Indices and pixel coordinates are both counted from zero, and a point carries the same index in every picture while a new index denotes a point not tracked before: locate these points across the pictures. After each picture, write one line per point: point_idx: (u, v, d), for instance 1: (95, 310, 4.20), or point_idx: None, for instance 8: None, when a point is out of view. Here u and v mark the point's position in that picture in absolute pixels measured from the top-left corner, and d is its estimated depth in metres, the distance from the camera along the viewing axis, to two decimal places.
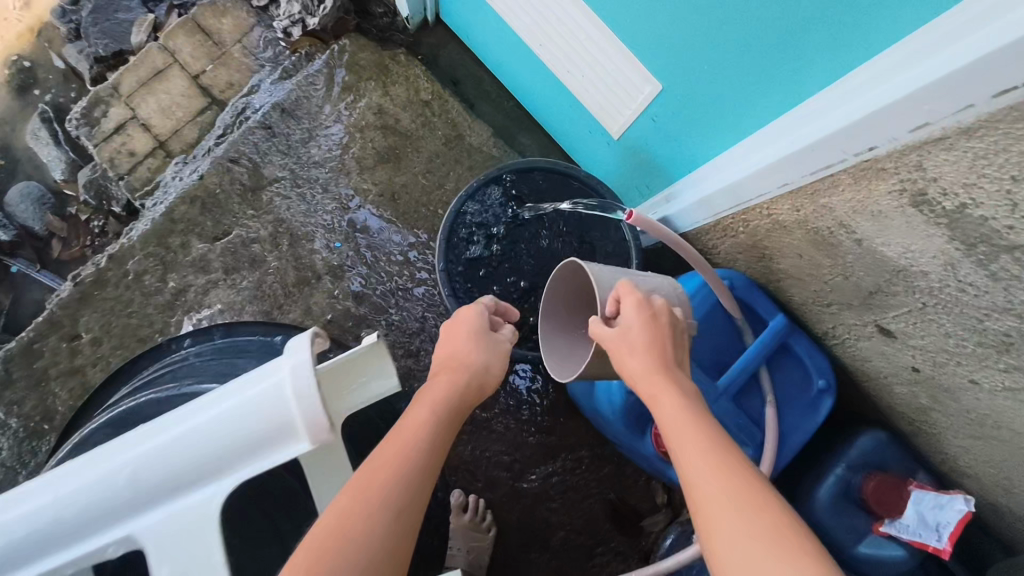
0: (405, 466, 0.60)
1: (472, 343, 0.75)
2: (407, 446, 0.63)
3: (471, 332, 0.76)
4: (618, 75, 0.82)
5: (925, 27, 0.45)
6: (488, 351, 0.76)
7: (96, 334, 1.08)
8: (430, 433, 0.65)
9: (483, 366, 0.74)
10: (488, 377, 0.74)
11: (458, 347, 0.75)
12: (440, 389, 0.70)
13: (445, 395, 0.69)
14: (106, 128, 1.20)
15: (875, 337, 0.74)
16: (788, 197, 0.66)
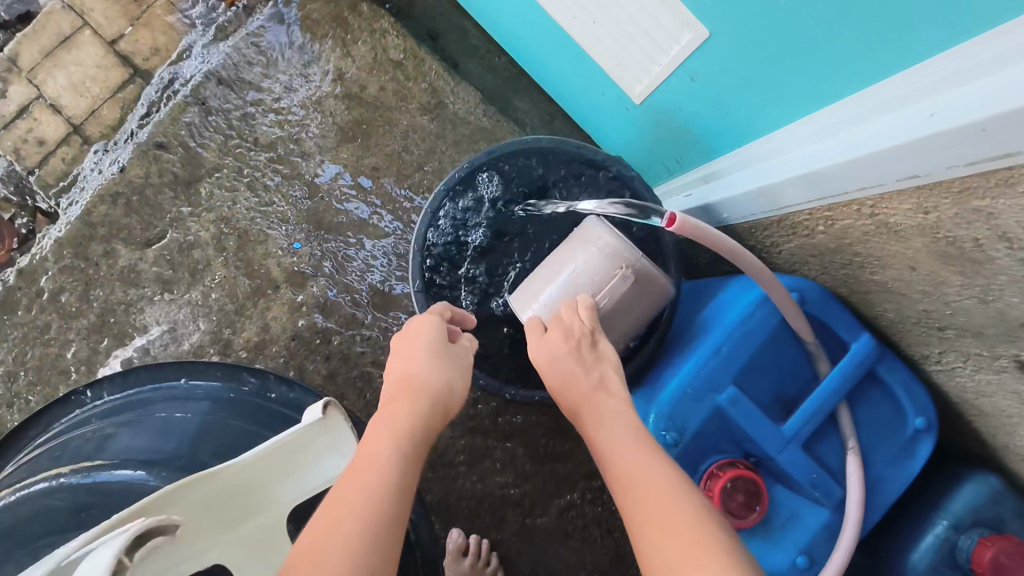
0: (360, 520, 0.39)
1: (431, 362, 0.55)
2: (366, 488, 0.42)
3: (429, 347, 0.57)
4: (647, 20, 0.60)
5: None
6: (453, 367, 0.56)
7: (9, 368, 0.89)
8: (396, 470, 0.44)
9: (445, 386, 0.54)
10: (452, 402, 0.54)
11: (416, 362, 0.55)
12: (403, 416, 0.49)
13: (408, 424, 0.49)
14: (8, 112, 0.98)
15: (1007, 372, 0.54)
16: (913, 194, 0.45)
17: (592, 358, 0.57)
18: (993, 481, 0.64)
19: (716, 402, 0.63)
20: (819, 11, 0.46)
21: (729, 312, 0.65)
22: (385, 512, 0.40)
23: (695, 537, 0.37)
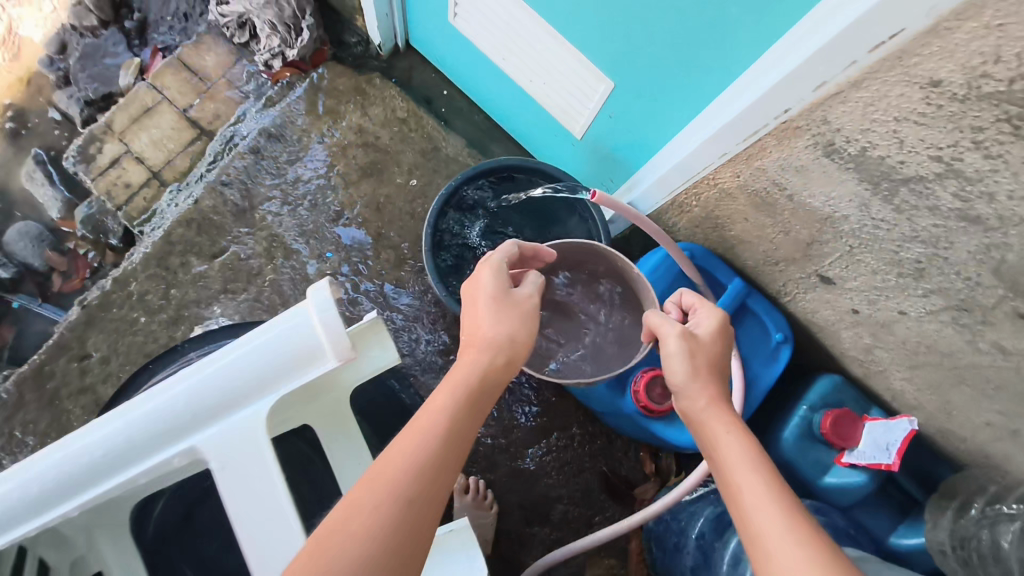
0: (394, 488, 0.53)
1: (496, 316, 0.67)
2: (409, 464, 0.55)
3: (491, 298, 0.68)
4: (578, 77, 0.93)
5: (804, 17, 0.56)
6: (517, 320, 0.67)
7: (105, 352, 1.14)
8: (437, 436, 0.58)
9: (507, 338, 0.66)
10: (516, 350, 0.66)
11: (480, 319, 0.67)
12: (462, 371, 0.63)
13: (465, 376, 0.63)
14: (101, 163, 1.27)
15: (819, 286, 0.83)
16: (728, 165, 0.76)
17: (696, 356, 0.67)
18: (835, 377, 0.93)
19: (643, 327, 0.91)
20: (661, 69, 0.77)
21: (644, 267, 0.94)
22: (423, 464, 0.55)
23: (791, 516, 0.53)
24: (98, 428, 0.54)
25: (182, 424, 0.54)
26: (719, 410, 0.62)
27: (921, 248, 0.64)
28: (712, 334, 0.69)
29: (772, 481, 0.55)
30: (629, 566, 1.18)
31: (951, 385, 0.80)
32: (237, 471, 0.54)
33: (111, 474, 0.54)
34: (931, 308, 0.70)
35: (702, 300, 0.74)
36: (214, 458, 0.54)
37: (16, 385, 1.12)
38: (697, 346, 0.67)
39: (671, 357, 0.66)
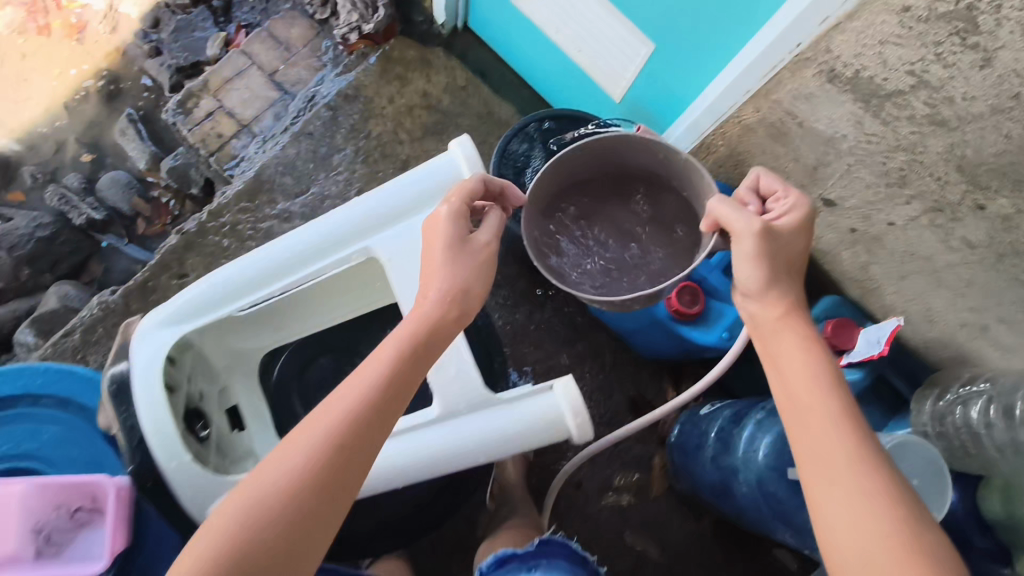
0: (321, 443, 0.64)
1: (452, 264, 0.74)
2: (341, 417, 0.65)
3: (448, 246, 0.74)
4: (625, 43, 1.11)
5: None
6: (469, 269, 0.75)
7: (201, 273, 1.32)
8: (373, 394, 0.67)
9: (463, 289, 0.74)
10: (470, 303, 0.75)
11: (439, 267, 0.74)
12: (413, 323, 0.72)
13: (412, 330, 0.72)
14: (197, 116, 1.45)
15: (823, 209, 1.01)
16: (751, 101, 0.94)
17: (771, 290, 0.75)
18: (836, 296, 1.11)
19: None
20: (694, 30, 0.95)
21: None
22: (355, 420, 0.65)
23: (848, 455, 0.63)
24: (306, 231, 0.79)
25: (368, 226, 0.80)
26: (793, 324, 0.73)
27: (903, 157, 0.82)
28: (789, 238, 0.76)
29: (842, 398, 0.66)
30: (652, 478, 1.36)
31: (931, 291, 0.97)
32: (405, 261, 0.80)
33: (318, 258, 0.79)
34: (912, 213, 0.88)
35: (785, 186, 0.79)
36: (387, 252, 0.79)
37: (123, 297, 1.30)
38: (772, 242, 0.75)
39: (747, 260, 0.75)
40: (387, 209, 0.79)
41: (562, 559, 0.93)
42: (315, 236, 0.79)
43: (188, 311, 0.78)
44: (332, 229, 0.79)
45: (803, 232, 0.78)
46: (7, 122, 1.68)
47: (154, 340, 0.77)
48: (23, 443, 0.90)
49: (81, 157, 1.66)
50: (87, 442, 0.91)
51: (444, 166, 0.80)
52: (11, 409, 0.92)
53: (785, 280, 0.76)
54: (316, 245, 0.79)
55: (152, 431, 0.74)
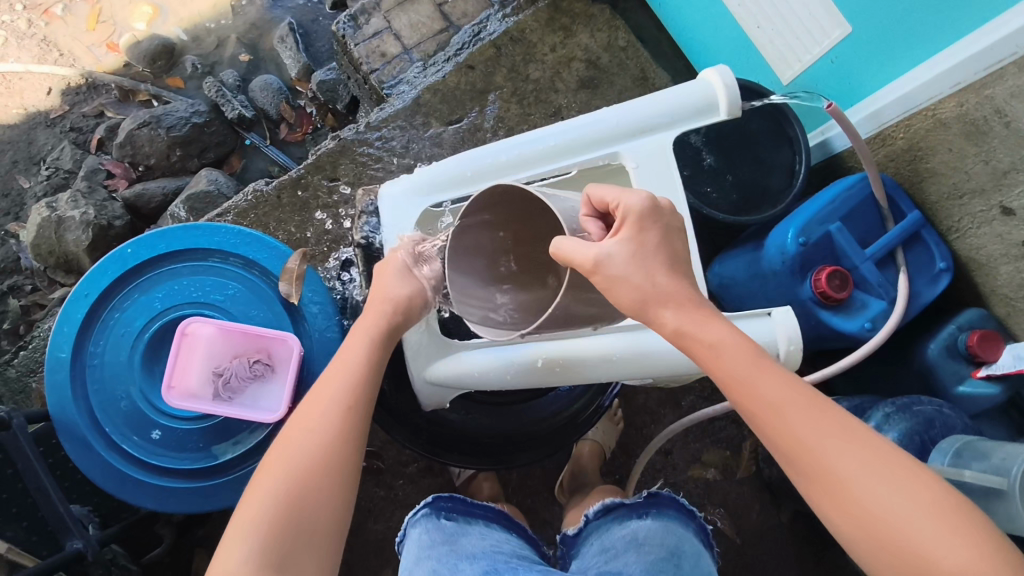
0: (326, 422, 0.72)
1: (397, 280, 0.84)
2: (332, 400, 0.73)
3: (396, 270, 0.85)
4: (818, 24, 1.08)
5: None
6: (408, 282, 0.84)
7: (350, 180, 1.38)
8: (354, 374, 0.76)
9: (406, 295, 0.83)
10: (412, 305, 0.83)
11: (387, 283, 0.84)
12: (372, 318, 0.81)
13: (377, 321, 0.80)
14: (366, 31, 1.51)
15: (997, 219, 1.00)
16: (957, 95, 0.96)
17: (662, 315, 0.67)
18: (983, 310, 1.09)
19: (829, 227, 1.09)
20: (916, 13, 0.95)
21: (840, 185, 1.10)
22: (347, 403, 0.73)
23: (808, 451, 0.61)
24: (556, 127, 0.85)
25: (620, 132, 0.83)
26: (701, 329, 0.66)
27: None
28: (634, 252, 0.67)
29: (775, 390, 0.62)
30: (740, 460, 1.35)
31: None
32: (652, 172, 0.83)
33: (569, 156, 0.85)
34: None
35: (616, 193, 0.70)
36: (634, 158, 0.84)
37: (277, 189, 1.37)
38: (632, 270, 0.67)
39: (613, 287, 0.67)
40: (638, 121, 0.83)
41: (674, 509, 0.92)
42: (568, 135, 0.84)
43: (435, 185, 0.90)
44: (584, 131, 0.84)
45: (652, 228, 0.69)
46: (177, 12, 1.76)
47: (405, 203, 0.92)
48: (208, 293, 0.95)
49: (240, 57, 1.74)
50: (265, 304, 0.95)
51: (701, 86, 0.82)
52: (206, 262, 0.96)
53: (658, 284, 0.67)
54: (568, 143, 0.84)
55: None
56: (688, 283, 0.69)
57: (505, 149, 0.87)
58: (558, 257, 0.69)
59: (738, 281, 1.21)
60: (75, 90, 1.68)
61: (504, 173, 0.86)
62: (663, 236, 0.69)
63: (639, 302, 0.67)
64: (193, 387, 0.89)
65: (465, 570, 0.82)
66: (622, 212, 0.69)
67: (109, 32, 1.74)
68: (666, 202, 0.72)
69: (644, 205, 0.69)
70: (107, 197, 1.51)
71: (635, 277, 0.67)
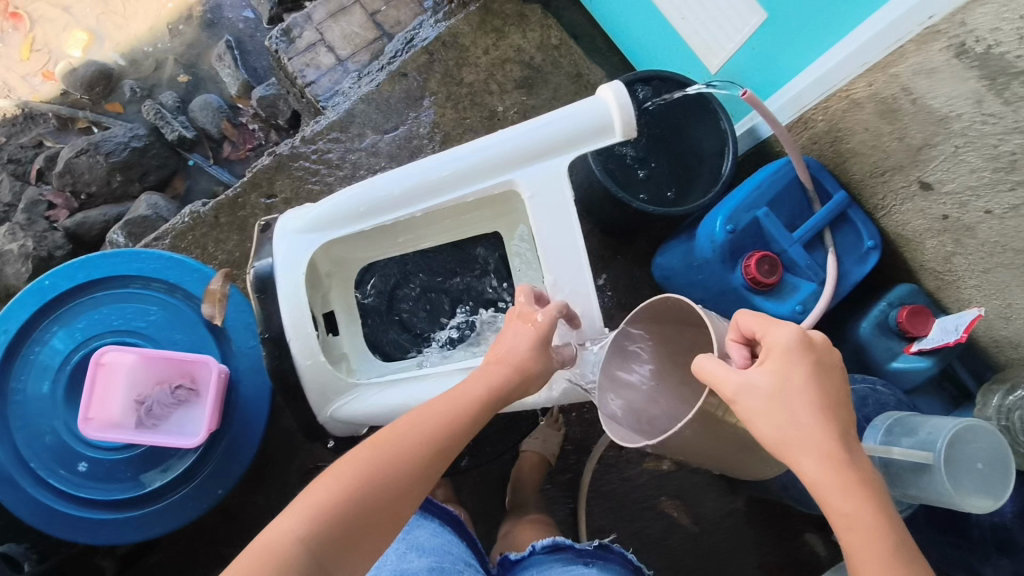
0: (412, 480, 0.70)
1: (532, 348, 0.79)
2: (425, 458, 0.71)
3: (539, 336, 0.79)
4: (735, 11, 1.08)
5: None
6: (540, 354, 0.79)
7: (287, 196, 1.37)
8: (457, 435, 0.74)
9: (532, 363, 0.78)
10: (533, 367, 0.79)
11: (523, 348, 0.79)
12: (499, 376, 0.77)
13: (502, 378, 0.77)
14: (300, 45, 1.50)
15: (916, 193, 1.01)
16: (866, 75, 0.96)
17: (798, 455, 0.65)
18: (913, 286, 1.09)
19: (756, 213, 1.09)
20: None
21: (765, 171, 1.10)
22: (436, 461, 0.72)
23: None
24: (452, 155, 0.85)
25: (517, 161, 0.84)
26: (839, 497, 0.63)
27: (1018, 139, 0.81)
28: (776, 389, 0.65)
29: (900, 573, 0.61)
30: None
31: (1017, 286, 0.94)
32: (548, 199, 0.85)
33: (466, 185, 0.86)
34: (1014, 203, 0.86)
35: (764, 325, 0.69)
36: (528, 188, 0.85)
37: (214, 209, 1.36)
38: (782, 411, 0.65)
39: (753, 420, 0.65)
40: (533, 148, 0.84)
41: (621, 565, 0.95)
42: (464, 164, 0.85)
43: (330, 221, 0.87)
44: (479, 160, 0.84)
45: (798, 363, 0.67)
46: (113, 36, 1.75)
47: (298, 241, 0.88)
48: (131, 320, 0.94)
49: (178, 78, 1.73)
50: (189, 328, 0.95)
51: (595, 109, 0.82)
52: (126, 289, 0.95)
53: (801, 431, 0.65)
54: (465, 172, 0.85)
55: (290, 326, 0.86)
56: (838, 431, 0.65)
57: (401, 179, 0.85)
58: (698, 375, 0.68)
59: (677, 272, 1.23)
60: (12, 121, 1.67)
61: (402, 205, 0.86)
62: (811, 374, 0.67)
63: (780, 441, 0.65)
64: (114, 416, 0.87)
65: (412, 561, 0.88)
66: (767, 343, 0.68)
67: (44, 61, 1.73)
68: (819, 339, 0.69)
69: (794, 341, 0.67)
70: (47, 228, 1.50)
71: (788, 420, 0.65)
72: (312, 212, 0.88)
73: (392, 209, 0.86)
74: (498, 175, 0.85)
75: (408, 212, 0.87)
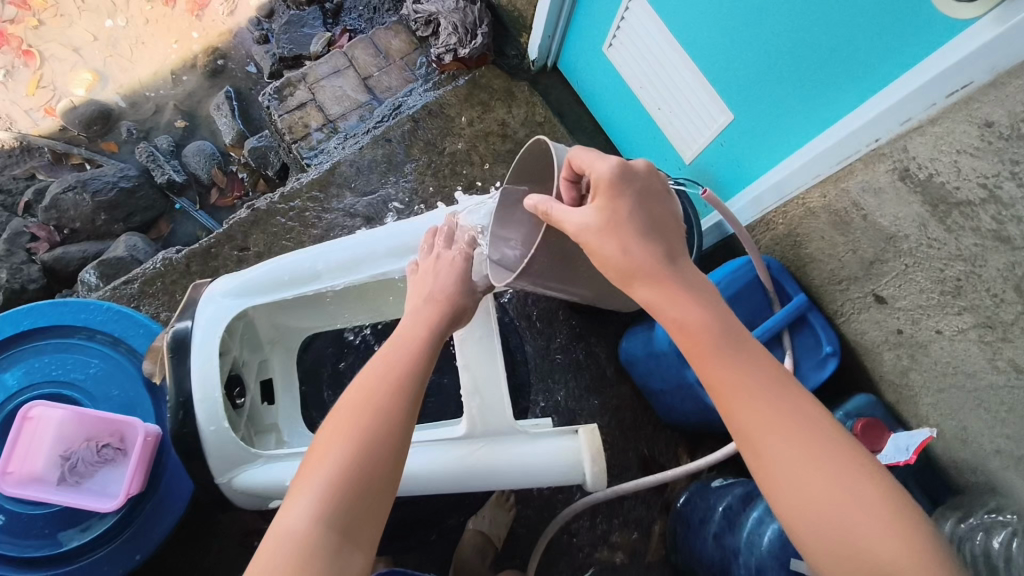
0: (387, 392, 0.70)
1: (448, 280, 0.84)
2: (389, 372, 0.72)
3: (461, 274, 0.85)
4: (705, 109, 1.11)
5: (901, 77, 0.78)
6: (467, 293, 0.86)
7: (260, 250, 1.39)
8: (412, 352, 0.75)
9: (457, 298, 0.84)
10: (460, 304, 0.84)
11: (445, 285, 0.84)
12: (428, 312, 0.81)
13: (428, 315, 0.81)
14: (290, 104, 1.55)
15: (872, 305, 1.00)
16: (819, 186, 0.97)
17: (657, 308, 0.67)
18: (870, 396, 1.07)
19: None
20: (778, 107, 0.97)
21: (726, 269, 1.10)
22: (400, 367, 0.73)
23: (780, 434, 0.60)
24: (374, 234, 0.91)
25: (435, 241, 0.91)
26: (667, 308, 0.66)
27: (961, 266, 0.81)
28: (606, 222, 0.68)
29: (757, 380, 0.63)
30: (648, 543, 1.31)
31: (967, 409, 0.93)
32: None
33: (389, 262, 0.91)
34: (962, 326, 0.86)
35: (589, 160, 0.70)
36: None
37: (187, 257, 1.37)
38: (614, 233, 0.68)
39: (594, 255, 0.69)
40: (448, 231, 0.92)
41: None
42: (384, 241, 0.91)
43: (255, 287, 0.88)
44: (398, 237, 0.91)
45: (623, 194, 0.69)
46: (117, 78, 1.81)
47: (219, 304, 0.86)
48: (70, 371, 0.94)
49: (176, 123, 1.78)
50: (127, 383, 0.94)
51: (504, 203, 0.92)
52: (71, 339, 0.96)
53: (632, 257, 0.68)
54: (387, 248, 0.91)
55: (198, 392, 0.80)
56: (663, 251, 0.69)
57: (325, 255, 0.89)
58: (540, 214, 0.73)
59: (639, 358, 1.22)
60: (8, 153, 1.71)
61: (324, 278, 0.89)
62: (636, 202, 0.70)
63: (624, 271, 0.68)
64: (35, 471, 0.85)
65: None
66: (594, 180, 0.69)
67: (49, 98, 1.79)
68: (640, 166, 0.72)
69: (613, 171, 0.68)
70: (25, 260, 1.52)
71: (624, 244, 0.68)
72: (241, 281, 0.87)
73: (314, 280, 0.89)
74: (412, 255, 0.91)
75: (331, 285, 0.90)
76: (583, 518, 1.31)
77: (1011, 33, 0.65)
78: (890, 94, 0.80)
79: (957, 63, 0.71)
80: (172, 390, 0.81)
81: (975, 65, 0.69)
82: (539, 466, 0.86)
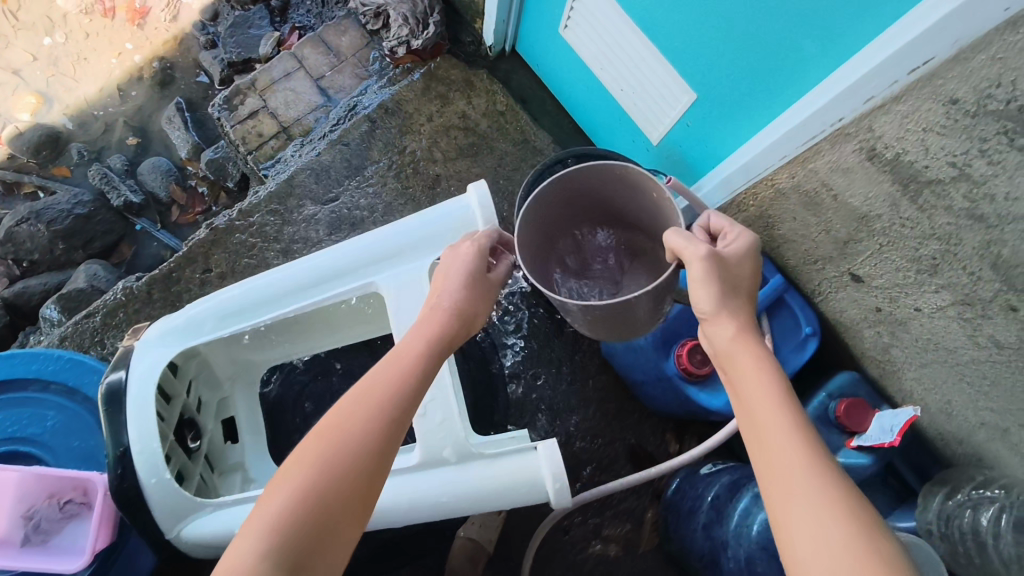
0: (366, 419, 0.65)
1: (464, 288, 0.77)
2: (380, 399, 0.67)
3: (469, 274, 0.78)
4: (667, 89, 1.06)
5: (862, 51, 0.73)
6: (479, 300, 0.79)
7: (223, 270, 1.34)
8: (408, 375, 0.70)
9: (470, 310, 0.78)
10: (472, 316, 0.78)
11: (459, 290, 0.77)
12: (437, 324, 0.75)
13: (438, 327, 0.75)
14: (241, 113, 1.49)
15: (849, 284, 0.97)
16: (785, 168, 0.93)
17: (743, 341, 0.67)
18: (854, 373, 1.05)
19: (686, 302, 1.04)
20: (740, 85, 0.93)
21: None
22: (393, 390, 0.68)
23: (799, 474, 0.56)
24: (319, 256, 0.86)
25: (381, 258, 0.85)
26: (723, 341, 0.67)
27: (936, 245, 0.78)
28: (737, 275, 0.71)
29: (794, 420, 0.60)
30: (642, 533, 1.30)
31: (950, 384, 0.90)
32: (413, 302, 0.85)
33: (332, 284, 0.85)
34: (942, 304, 0.83)
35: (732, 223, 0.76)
36: (390, 289, 0.85)
37: (148, 283, 1.33)
38: (726, 272, 0.70)
39: (694, 289, 0.69)
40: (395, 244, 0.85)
41: None
42: (329, 262, 0.85)
43: (197, 324, 0.85)
44: (342, 256, 0.85)
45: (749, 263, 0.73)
46: (63, 98, 1.74)
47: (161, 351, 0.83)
48: (26, 427, 0.91)
49: (128, 140, 1.71)
50: (85, 434, 0.91)
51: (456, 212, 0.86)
52: (25, 391, 0.92)
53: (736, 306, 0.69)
54: (332, 269, 0.85)
55: (136, 443, 0.77)
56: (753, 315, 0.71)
57: (268, 282, 0.85)
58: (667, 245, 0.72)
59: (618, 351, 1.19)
60: None
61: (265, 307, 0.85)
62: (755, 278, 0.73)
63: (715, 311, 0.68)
64: None
65: None
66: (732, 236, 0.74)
67: None
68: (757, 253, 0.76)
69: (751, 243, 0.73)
70: None
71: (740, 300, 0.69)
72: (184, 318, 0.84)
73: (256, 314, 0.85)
74: (361, 278, 0.86)
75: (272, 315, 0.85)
76: (574, 514, 1.30)
77: (972, 5, 0.60)
78: (851, 70, 0.75)
79: (918, 37, 0.66)
80: (109, 443, 0.77)
81: (936, 39, 0.65)
82: (516, 480, 0.83)
